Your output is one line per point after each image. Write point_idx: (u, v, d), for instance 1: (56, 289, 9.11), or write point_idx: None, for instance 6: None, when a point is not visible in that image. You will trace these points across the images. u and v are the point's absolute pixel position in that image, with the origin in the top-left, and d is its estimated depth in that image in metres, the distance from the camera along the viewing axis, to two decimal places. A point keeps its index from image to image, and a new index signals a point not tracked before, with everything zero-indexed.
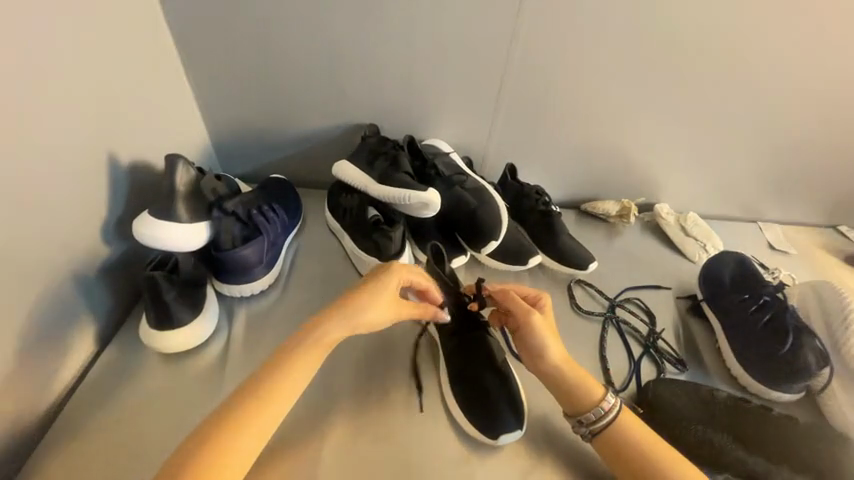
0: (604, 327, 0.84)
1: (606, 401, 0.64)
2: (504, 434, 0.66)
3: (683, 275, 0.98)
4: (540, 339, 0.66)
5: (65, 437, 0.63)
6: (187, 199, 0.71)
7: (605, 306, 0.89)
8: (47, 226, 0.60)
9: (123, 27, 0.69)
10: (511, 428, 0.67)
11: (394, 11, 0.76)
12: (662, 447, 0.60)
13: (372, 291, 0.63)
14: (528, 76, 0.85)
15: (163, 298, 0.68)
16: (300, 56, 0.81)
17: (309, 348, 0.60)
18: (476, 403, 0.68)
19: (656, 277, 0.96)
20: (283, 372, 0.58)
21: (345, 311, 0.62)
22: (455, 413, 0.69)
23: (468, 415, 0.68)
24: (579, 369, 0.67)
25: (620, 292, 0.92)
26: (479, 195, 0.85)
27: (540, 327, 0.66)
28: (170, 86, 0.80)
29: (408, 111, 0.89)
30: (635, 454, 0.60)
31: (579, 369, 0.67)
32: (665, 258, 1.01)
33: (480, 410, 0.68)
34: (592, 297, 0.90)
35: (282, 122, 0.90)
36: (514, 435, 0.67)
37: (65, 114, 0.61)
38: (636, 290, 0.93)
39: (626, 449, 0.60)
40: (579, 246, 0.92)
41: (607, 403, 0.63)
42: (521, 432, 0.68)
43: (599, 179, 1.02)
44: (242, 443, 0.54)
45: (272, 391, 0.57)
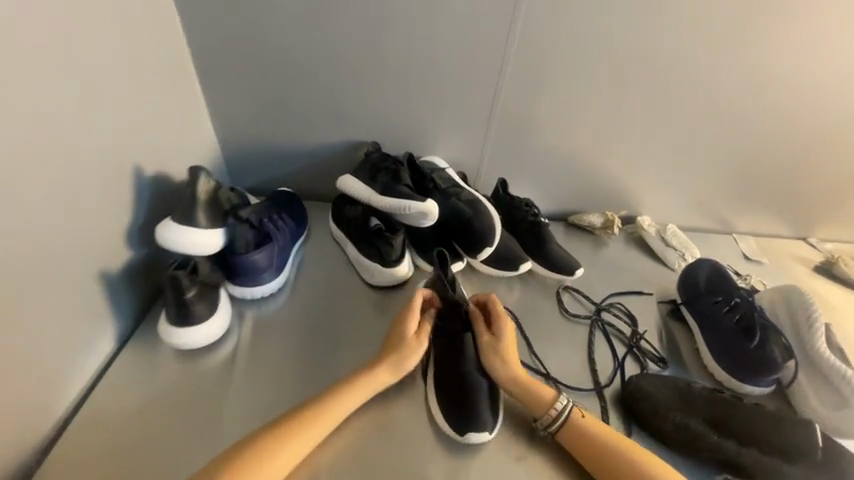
0: (591, 330, 0.90)
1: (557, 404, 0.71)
2: (472, 432, 0.71)
3: (663, 282, 1.05)
4: (485, 357, 0.75)
5: (89, 428, 0.67)
6: (206, 207, 0.76)
7: (590, 310, 0.95)
8: (82, 224, 0.66)
9: (153, 53, 0.77)
10: (479, 429, 0.71)
11: (397, 36, 0.86)
12: (613, 439, 0.67)
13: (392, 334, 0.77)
14: (515, 99, 0.94)
15: (183, 296, 0.71)
16: (310, 79, 0.90)
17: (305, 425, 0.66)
18: (453, 408, 0.73)
19: (639, 284, 1.03)
20: (278, 437, 0.63)
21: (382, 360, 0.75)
22: (435, 411, 0.74)
23: (446, 415, 0.72)
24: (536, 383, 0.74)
25: (604, 297, 0.98)
26: (473, 205, 0.92)
27: (484, 348, 0.76)
28: (189, 104, 0.88)
29: (407, 130, 0.98)
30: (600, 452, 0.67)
31: (527, 382, 0.73)
32: (647, 266, 1.08)
33: (459, 414, 0.72)
34: (580, 301, 0.96)
35: (293, 139, 0.97)
36: (483, 435, 0.71)
37: (103, 129, 0.68)
38: (617, 297, 0.99)
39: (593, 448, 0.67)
40: (566, 253, 1.00)
41: (555, 410, 0.71)
42: (491, 434, 0.72)
43: (585, 193, 1.11)
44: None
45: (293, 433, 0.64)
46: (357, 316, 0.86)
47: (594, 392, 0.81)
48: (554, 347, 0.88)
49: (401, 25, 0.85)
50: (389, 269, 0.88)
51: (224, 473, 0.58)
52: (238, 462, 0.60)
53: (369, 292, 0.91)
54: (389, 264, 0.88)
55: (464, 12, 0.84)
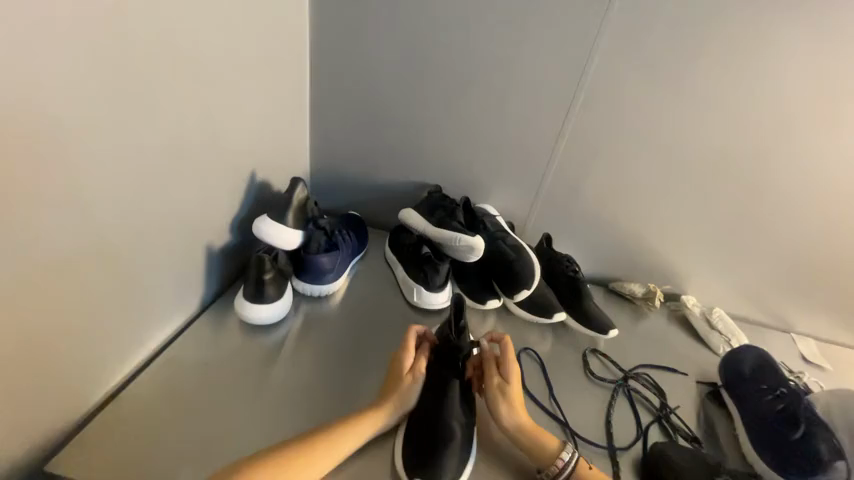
0: (614, 394, 0.90)
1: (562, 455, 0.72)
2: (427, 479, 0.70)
3: (703, 364, 1.03)
4: (497, 398, 0.78)
5: (161, 374, 0.79)
6: (294, 210, 0.92)
7: (617, 375, 0.94)
8: (207, 207, 0.84)
9: (286, 90, 0.98)
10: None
11: (473, 104, 1.02)
12: None
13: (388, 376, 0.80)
14: (573, 165, 1.05)
15: (262, 276, 0.85)
16: (397, 125, 1.07)
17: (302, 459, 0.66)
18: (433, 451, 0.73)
19: (677, 361, 1.01)
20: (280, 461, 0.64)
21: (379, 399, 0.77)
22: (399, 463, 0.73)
23: (412, 464, 0.72)
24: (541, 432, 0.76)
25: (634, 366, 0.97)
26: (517, 249, 1.00)
27: (494, 389, 0.79)
28: (299, 131, 1.08)
29: (469, 178, 1.12)
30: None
31: (535, 430, 0.75)
32: (686, 345, 1.07)
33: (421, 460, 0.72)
34: (605, 365, 0.97)
35: (372, 172, 1.15)
36: None
37: (239, 138, 0.87)
38: (650, 368, 0.98)
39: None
40: (602, 313, 1.03)
41: (561, 459, 0.71)
42: None
43: (627, 261, 1.15)
44: None
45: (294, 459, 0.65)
46: (393, 333, 0.95)
47: (606, 450, 0.80)
48: (577, 400, 0.88)
49: (478, 94, 1.00)
50: (432, 293, 0.98)
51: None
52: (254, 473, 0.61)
53: (409, 312, 1.00)
54: (433, 289, 0.98)
55: (535, 92, 0.98)
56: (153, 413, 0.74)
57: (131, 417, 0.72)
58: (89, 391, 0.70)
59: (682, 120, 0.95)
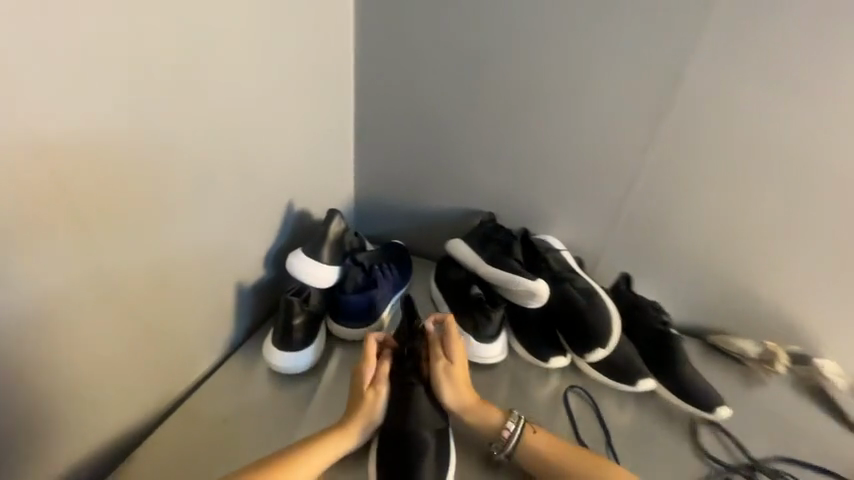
0: None
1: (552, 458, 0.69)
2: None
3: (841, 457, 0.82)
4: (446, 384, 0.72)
5: (188, 422, 0.74)
6: (330, 245, 0.83)
7: (739, 461, 0.78)
8: (235, 242, 0.78)
9: (328, 116, 0.91)
10: None
11: (533, 127, 0.88)
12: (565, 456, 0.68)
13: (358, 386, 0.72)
14: (660, 194, 0.87)
15: (290, 322, 0.77)
16: (447, 148, 0.95)
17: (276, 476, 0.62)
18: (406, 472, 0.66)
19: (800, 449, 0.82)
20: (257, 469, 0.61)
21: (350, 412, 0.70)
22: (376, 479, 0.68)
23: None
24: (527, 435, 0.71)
25: (762, 453, 0.80)
26: (589, 296, 0.83)
27: (442, 375, 0.72)
28: (341, 157, 1.00)
29: (527, 207, 0.96)
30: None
31: (472, 403, 0.73)
32: (815, 427, 0.86)
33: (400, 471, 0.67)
34: (724, 445, 0.80)
35: (419, 199, 1.04)
36: None
37: (275, 169, 0.81)
38: (780, 459, 0.80)
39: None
40: (706, 383, 0.82)
41: (507, 429, 0.70)
42: None
43: (729, 309, 0.94)
44: None
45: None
46: None
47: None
48: None
49: (537, 116, 0.87)
50: (483, 344, 0.84)
51: None
52: None
53: None
54: (485, 340, 0.84)
55: (607, 112, 0.83)
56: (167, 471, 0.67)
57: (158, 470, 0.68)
58: (105, 436, 0.67)
59: (804, 141, 0.76)
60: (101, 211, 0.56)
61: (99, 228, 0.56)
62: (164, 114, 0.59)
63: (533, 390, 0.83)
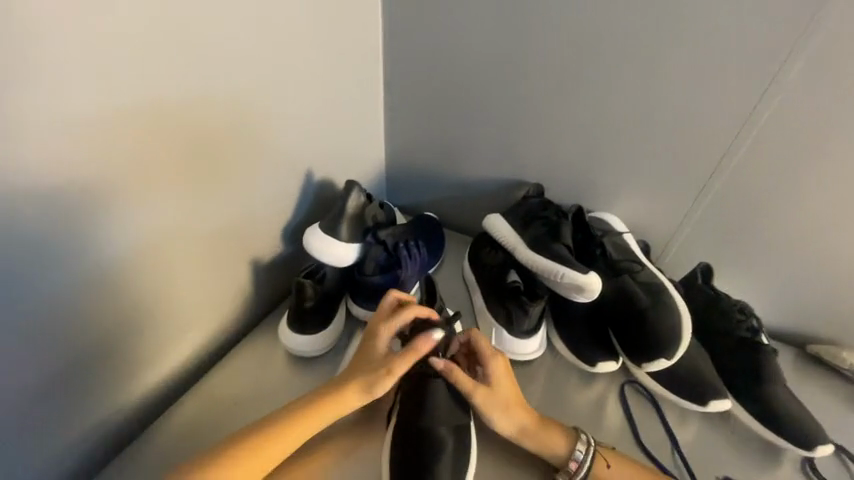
0: None
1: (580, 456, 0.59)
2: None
3: None
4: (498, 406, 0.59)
5: (206, 394, 0.72)
6: (349, 222, 0.76)
7: None
8: (254, 214, 0.72)
9: (355, 70, 0.80)
10: None
11: (601, 79, 0.70)
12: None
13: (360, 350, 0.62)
14: (768, 166, 0.67)
15: (303, 304, 0.72)
16: (491, 104, 0.80)
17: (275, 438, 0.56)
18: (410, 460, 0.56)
19: None
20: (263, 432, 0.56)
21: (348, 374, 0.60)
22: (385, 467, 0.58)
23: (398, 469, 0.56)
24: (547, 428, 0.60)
25: None
26: (654, 292, 0.69)
27: (498, 396, 0.58)
28: (370, 119, 0.89)
29: (585, 179, 0.79)
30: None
31: (535, 430, 0.60)
32: None
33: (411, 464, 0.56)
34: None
35: (455, 167, 0.91)
36: None
37: (295, 135, 0.73)
38: None
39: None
40: (803, 411, 0.66)
41: (577, 459, 0.58)
42: None
43: (841, 314, 0.74)
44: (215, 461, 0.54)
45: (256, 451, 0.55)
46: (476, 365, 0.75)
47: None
48: None
49: (609, 63, 0.68)
50: (515, 340, 0.73)
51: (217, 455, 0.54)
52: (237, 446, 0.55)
53: None
54: (516, 335, 0.73)
55: (709, 54, 0.62)
56: (185, 448, 0.66)
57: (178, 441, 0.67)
58: (127, 413, 0.66)
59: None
60: (94, 183, 0.50)
61: (97, 200, 0.51)
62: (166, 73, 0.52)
63: (575, 395, 0.72)
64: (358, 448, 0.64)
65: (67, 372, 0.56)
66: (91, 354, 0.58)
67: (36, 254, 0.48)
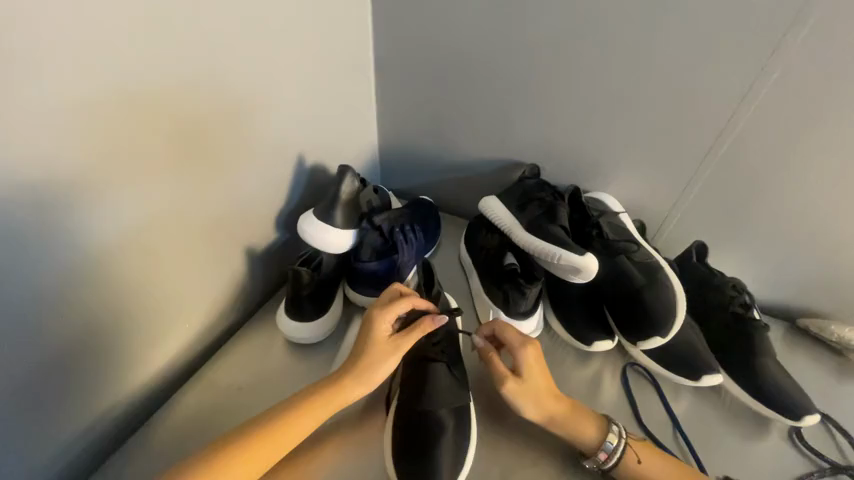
0: None
1: (607, 443, 0.58)
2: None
3: None
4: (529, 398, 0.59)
5: (206, 384, 0.72)
6: (344, 207, 0.74)
7: None
8: (245, 202, 0.71)
9: (343, 51, 0.77)
10: None
11: (598, 55, 0.67)
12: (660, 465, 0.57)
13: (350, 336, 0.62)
14: (767, 143, 0.65)
15: (300, 292, 0.72)
16: (485, 84, 0.77)
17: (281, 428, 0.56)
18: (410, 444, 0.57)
19: None
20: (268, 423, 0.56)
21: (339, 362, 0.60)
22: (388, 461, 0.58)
23: (400, 464, 0.56)
24: (578, 417, 0.59)
25: None
26: (650, 272, 0.69)
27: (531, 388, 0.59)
28: (361, 101, 0.86)
29: (580, 158, 0.78)
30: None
31: (571, 419, 0.59)
32: None
33: (413, 455, 0.55)
34: (838, 449, 0.67)
35: (449, 149, 0.89)
36: None
37: (283, 119, 0.71)
38: None
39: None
40: (794, 384, 0.68)
41: (605, 449, 0.58)
42: None
43: (833, 286, 0.75)
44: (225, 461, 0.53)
45: (262, 442, 0.55)
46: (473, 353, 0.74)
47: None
48: None
49: (608, 39, 0.65)
50: (513, 321, 0.74)
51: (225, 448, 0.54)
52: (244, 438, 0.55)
53: None
54: (513, 316, 0.74)
55: (711, 28, 0.59)
56: (191, 436, 0.68)
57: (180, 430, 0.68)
58: (128, 404, 0.66)
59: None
60: (80, 180, 0.48)
61: (84, 198, 0.49)
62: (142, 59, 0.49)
63: (572, 372, 0.73)
64: (360, 430, 0.65)
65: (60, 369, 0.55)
66: (91, 350, 0.57)
67: (24, 253, 0.46)
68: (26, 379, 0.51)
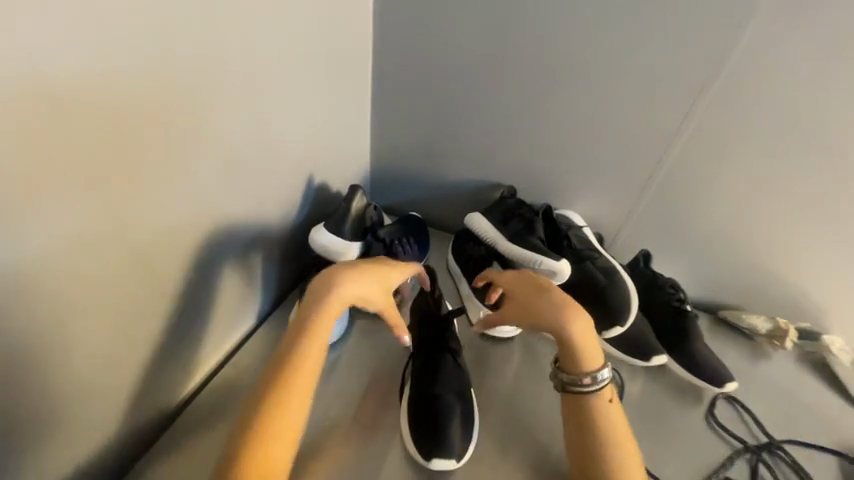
0: (750, 460, 0.77)
1: (600, 373, 0.68)
2: (437, 458, 0.68)
3: (843, 430, 0.85)
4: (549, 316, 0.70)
5: (223, 387, 0.79)
6: (353, 222, 0.85)
7: (759, 439, 0.81)
8: (259, 215, 0.78)
9: (345, 82, 0.87)
10: (447, 455, 0.69)
11: (559, 100, 0.84)
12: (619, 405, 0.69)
13: (331, 280, 0.66)
14: (686, 172, 0.84)
15: (319, 298, 0.83)
16: (467, 118, 0.92)
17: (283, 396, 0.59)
18: (427, 424, 0.71)
19: (804, 422, 0.86)
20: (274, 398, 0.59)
21: (331, 308, 0.64)
22: (406, 440, 0.72)
23: (417, 440, 0.70)
24: (588, 337, 0.68)
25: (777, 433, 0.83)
26: (609, 274, 0.85)
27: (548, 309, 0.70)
28: (359, 126, 0.97)
29: (548, 181, 0.94)
30: (604, 424, 0.66)
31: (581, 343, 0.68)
32: (819, 401, 0.89)
33: (428, 432, 0.70)
34: (746, 425, 0.83)
35: (436, 171, 1.02)
36: (447, 463, 0.69)
37: (295, 141, 0.79)
38: (793, 443, 0.82)
39: (601, 421, 0.67)
40: (717, 360, 0.86)
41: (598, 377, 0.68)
42: (456, 466, 0.69)
43: (745, 287, 0.95)
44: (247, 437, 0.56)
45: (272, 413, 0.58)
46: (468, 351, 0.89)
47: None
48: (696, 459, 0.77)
49: (567, 89, 0.82)
50: None
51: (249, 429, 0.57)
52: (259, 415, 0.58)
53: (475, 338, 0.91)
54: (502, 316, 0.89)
55: (641, 85, 0.78)
56: (211, 434, 0.74)
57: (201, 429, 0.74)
58: (146, 407, 0.71)
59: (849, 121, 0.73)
60: (134, 198, 0.55)
61: (135, 213, 0.56)
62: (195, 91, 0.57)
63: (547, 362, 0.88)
64: (371, 419, 0.76)
65: (91, 373, 0.59)
66: (122, 354, 0.62)
67: (77, 263, 0.52)
68: (62, 379, 0.56)
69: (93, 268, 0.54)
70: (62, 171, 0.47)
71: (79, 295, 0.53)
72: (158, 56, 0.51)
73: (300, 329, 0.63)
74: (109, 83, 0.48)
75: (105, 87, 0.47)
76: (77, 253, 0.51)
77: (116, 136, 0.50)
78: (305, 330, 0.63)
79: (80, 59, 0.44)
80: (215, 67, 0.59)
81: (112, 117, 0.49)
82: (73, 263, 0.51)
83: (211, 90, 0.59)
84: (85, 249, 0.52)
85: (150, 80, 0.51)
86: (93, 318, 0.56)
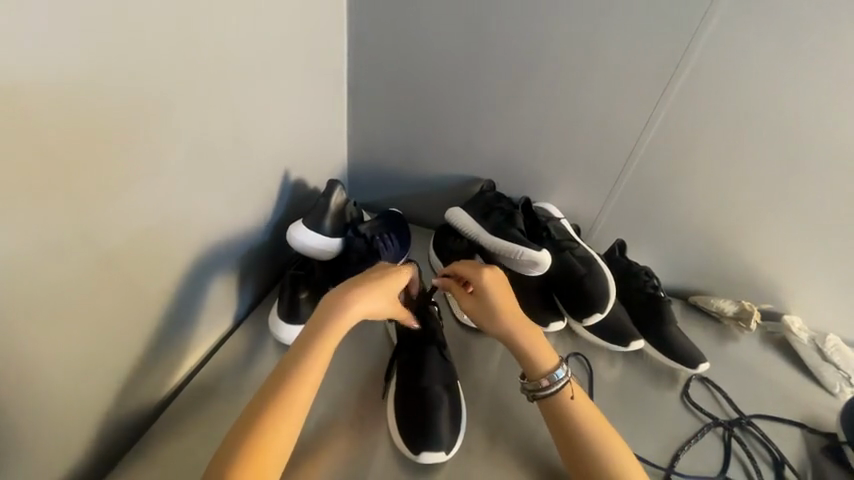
0: (721, 434, 0.81)
1: (556, 373, 0.71)
2: (427, 452, 0.68)
3: (804, 404, 0.91)
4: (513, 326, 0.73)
5: (201, 393, 0.76)
6: (333, 218, 0.84)
7: (729, 414, 0.85)
8: (232, 214, 0.75)
9: (319, 77, 0.84)
10: (434, 447, 0.68)
11: (536, 95, 0.85)
12: (587, 406, 0.70)
13: (350, 290, 0.67)
14: (658, 164, 0.87)
15: (297, 296, 0.81)
16: (444, 114, 0.92)
17: (277, 414, 0.58)
18: (415, 418, 0.71)
19: (769, 398, 0.91)
20: (269, 413, 0.57)
21: (343, 322, 0.65)
22: (394, 436, 0.71)
23: (405, 435, 0.70)
24: (538, 338, 0.74)
25: (745, 409, 0.87)
26: (588, 263, 0.87)
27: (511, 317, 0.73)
28: (335, 122, 0.95)
29: (526, 175, 0.96)
30: (571, 422, 0.68)
31: (537, 345, 0.73)
32: (782, 377, 0.95)
33: (416, 426, 0.70)
34: (717, 401, 0.87)
35: (414, 166, 1.01)
36: (436, 456, 0.68)
37: (269, 137, 0.76)
38: (760, 417, 0.86)
39: (569, 421, 0.68)
40: (690, 342, 0.90)
41: (553, 377, 0.70)
42: (445, 458, 0.69)
43: (713, 272, 0.99)
44: (245, 455, 0.54)
45: (267, 428, 0.56)
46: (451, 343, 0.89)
47: (663, 473, 0.75)
48: (674, 437, 0.80)
49: (543, 85, 0.83)
50: None
51: (242, 446, 0.55)
52: (257, 430, 0.56)
53: (459, 330, 0.91)
54: None
55: (615, 81, 0.80)
56: (191, 443, 0.71)
57: (179, 440, 0.71)
58: (117, 420, 0.67)
59: (811, 117, 0.75)
60: (100, 202, 0.51)
61: (102, 219, 0.52)
62: (150, 85, 0.52)
63: None
64: (357, 416, 0.75)
65: (56, 390, 0.55)
66: (90, 367, 0.58)
67: (38, 275, 0.47)
68: (11, 405, 0.50)
69: (55, 280, 0.49)
70: (15, 178, 0.42)
71: (43, 307, 0.49)
72: (108, 51, 0.46)
73: (312, 340, 0.63)
74: (60, 82, 0.43)
75: (51, 83, 0.42)
76: (39, 262, 0.47)
77: (73, 137, 0.46)
78: (313, 345, 0.62)
79: (19, 54, 0.39)
80: (173, 57, 0.53)
81: (65, 115, 0.44)
82: (34, 278, 0.47)
83: (172, 87, 0.54)
84: (44, 261, 0.47)
85: (103, 76, 0.46)
86: (51, 335, 0.51)
